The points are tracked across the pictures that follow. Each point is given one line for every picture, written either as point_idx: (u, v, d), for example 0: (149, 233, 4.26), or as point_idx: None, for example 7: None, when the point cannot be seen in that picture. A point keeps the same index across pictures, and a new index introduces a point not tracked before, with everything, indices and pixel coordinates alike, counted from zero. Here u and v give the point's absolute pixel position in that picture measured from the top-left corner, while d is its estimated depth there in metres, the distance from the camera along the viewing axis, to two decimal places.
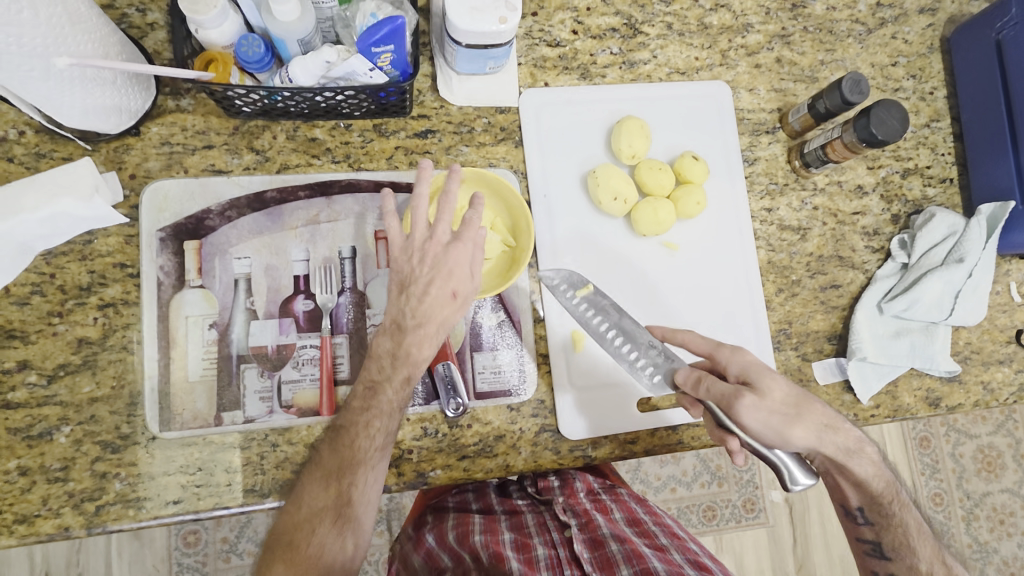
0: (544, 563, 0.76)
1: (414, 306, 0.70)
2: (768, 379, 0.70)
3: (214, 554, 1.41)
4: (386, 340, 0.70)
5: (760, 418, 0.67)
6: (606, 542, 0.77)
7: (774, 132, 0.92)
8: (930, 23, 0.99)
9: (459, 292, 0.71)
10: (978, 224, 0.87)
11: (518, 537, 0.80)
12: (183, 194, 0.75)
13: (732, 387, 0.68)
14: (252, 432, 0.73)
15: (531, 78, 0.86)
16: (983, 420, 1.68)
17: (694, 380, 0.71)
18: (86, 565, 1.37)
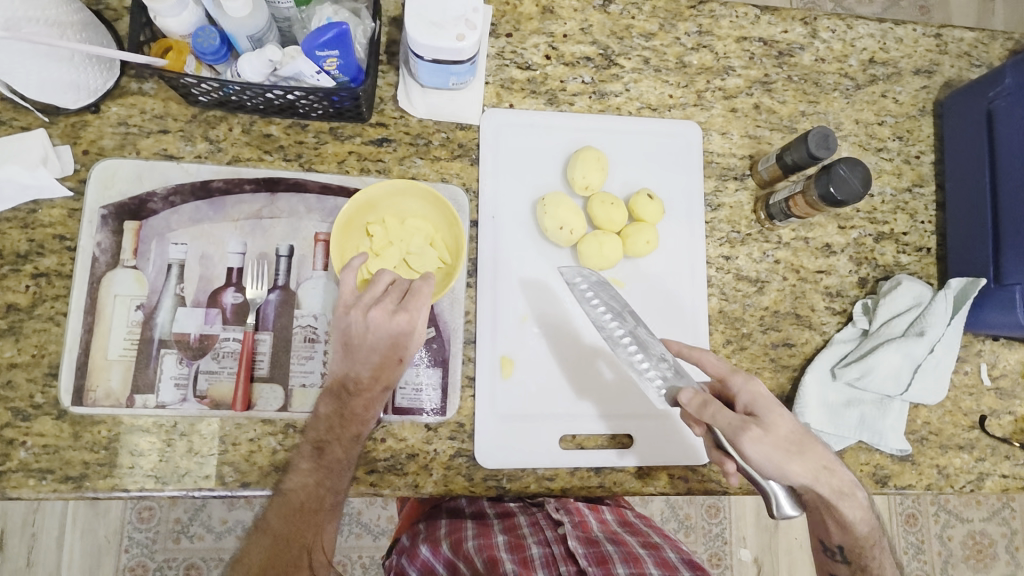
0: (539, 562, 0.78)
1: (363, 376, 0.71)
2: (775, 414, 0.68)
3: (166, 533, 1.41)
4: (331, 402, 0.71)
5: (772, 458, 0.66)
6: (600, 542, 0.79)
7: (743, 178, 0.89)
8: (925, 85, 0.96)
9: (404, 357, 0.71)
10: (945, 297, 0.82)
11: (512, 538, 0.82)
12: (132, 176, 0.76)
13: (741, 422, 0.66)
14: (161, 419, 0.73)
15: (496, 98, 0.85)
16: (977, 504, 1.59)
17: (699, 403, 0.68)
18: (39, 525, 1.38)
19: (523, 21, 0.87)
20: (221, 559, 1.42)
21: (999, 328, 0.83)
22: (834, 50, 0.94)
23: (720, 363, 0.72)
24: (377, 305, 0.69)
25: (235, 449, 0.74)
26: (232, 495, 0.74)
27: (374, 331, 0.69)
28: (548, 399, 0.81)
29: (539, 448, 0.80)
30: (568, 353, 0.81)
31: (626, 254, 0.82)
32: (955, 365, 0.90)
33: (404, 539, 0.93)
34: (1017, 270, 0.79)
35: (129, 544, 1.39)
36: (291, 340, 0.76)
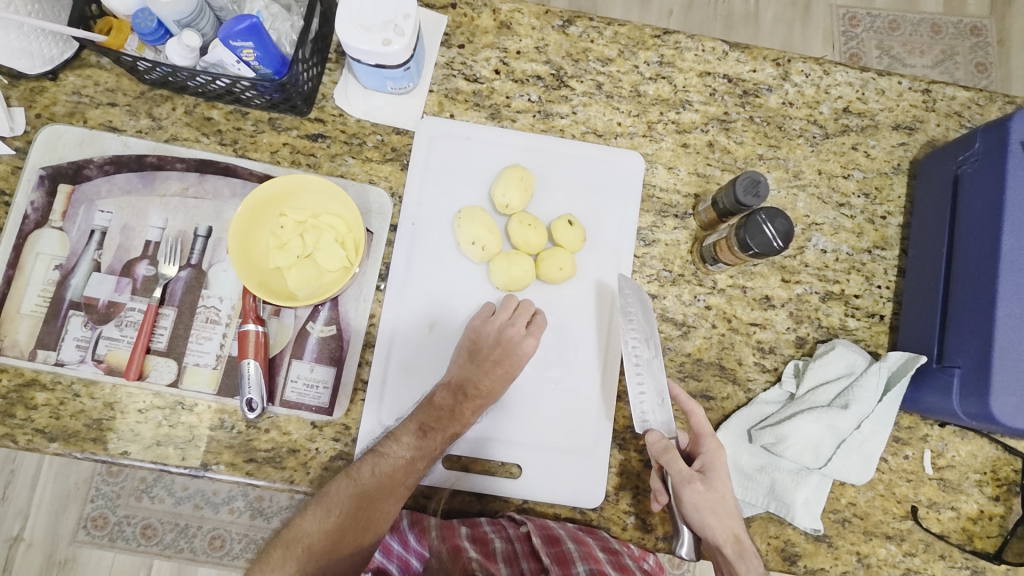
0: (501, 556, 0.73)
1: (482, 382, 0.77)
2: (724, 481, 0.75)
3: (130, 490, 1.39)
4: (446, 397, 0.77)
5: (699, 511, 0.72)
6: (562, 540, 0.74)
7: (683, 217, 0.86)
8: (904, 141, 0.89)
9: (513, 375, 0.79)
10: (878, 371, 0.76)
11: (475, 533, 0.76)
12: (74, 143, 0.80)
13: (689, 472, 0.73)
14: (59, 375, 0.75)
15: (438, 107, 0.85)
16: None
17: (661, 447, 0.73)
18: (19, 463, 1.37)
19: (478, 34, 0.86)
20: (177, 525, 1.39)
21: (937, 413, 0.76)
22: (806, 95, 0.89)
23: (705, 422, 0.76)
24: (519, 319, 0.79)
25: (124, 416, 0.76)
26: (113, 460, 0.75)
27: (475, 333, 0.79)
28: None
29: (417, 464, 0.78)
30: None
31: (542, 278, 0.81)
32: (895, 448, 0.83)
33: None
34: (959, 351, 0.73)
35: (95, 495, 1.37)
36: (193, 319, 0.78)
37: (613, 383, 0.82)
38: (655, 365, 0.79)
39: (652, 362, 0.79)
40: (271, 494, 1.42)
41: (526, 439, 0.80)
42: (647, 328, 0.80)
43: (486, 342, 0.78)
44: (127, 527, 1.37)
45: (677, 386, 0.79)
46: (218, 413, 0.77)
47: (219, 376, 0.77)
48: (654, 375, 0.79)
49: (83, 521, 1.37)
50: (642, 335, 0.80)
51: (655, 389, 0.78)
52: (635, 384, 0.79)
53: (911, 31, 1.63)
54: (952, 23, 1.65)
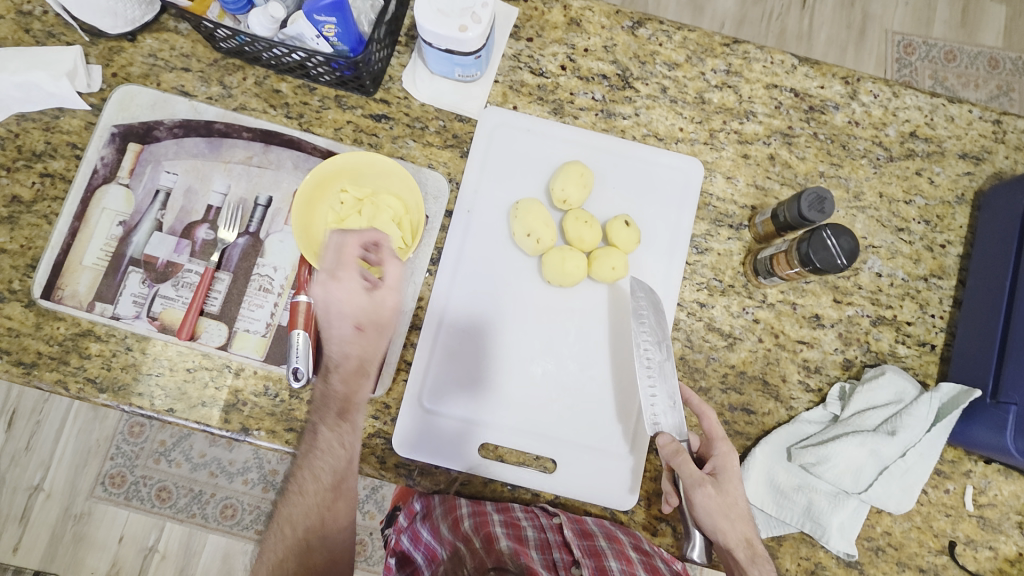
0: (533, 544, 0.71)
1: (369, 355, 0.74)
2: (735, 486, 0.73)
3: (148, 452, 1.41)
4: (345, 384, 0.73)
5: (711, 515, 0.70)
6: (594, 537, 0.74)
7: (738, 228, 0.85)
8: (970, 171, 0.87)
9: (360, 322, 0.73)
10: (929, 401, 0.75)
11: (507, 518, 0.76)
12: (147, 104, 0.82)
13: (701, 475, 0.71)
14: (114, 329, 0.77)
15: (501, 98, 0.85)
16: None
17: (671, 450, 0.72)
18: (45, 415, 1.40)
19: (548, 29, 0.86)
20: (192, 490, 1.41)
21: (986, 449, 0.74)
22: (873, 116, 0.87)
23: (718, 425, 0.75)
24: (347, 285, 0.72)
25: (172, 374, 0.77)
26: (158, 416, 0.76)
27: (330, 304, 0.72)
28: (479, 401, 0.80)
29: (462, 449, 0.79)
30: (532, 364, 0.81)
31: (590, 276, 0.81)
32: (936, 480, 0.81)
33: (402, 518, 0.88)
34: (1017, 389, 0.71)
35: (115, 453, 1.40)
36: (247, 285, 0.79)
37: (627, 379, 0.82)
38: (666, 368, 0.76)
39: (664, 365, 0.76)
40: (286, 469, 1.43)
41: (553, 435, 0.80)
42: (659, 330, 0.77)
43: (335, 310, 0.72)
44: (143, 487, 1.40)
45: (688, 389, 0.77)
46: (263, 380, 0.78)
47: (267, 344, 0.78)
48: (665, 380, 0.76)
49: (102, 478, 1.39)
50: (654, 337, 0.77)
51: (666, 392, 0.76)
52: (646, 388, 0.76)
53: (967, 64, 1.60)
54: (1011, 59, 1.60)
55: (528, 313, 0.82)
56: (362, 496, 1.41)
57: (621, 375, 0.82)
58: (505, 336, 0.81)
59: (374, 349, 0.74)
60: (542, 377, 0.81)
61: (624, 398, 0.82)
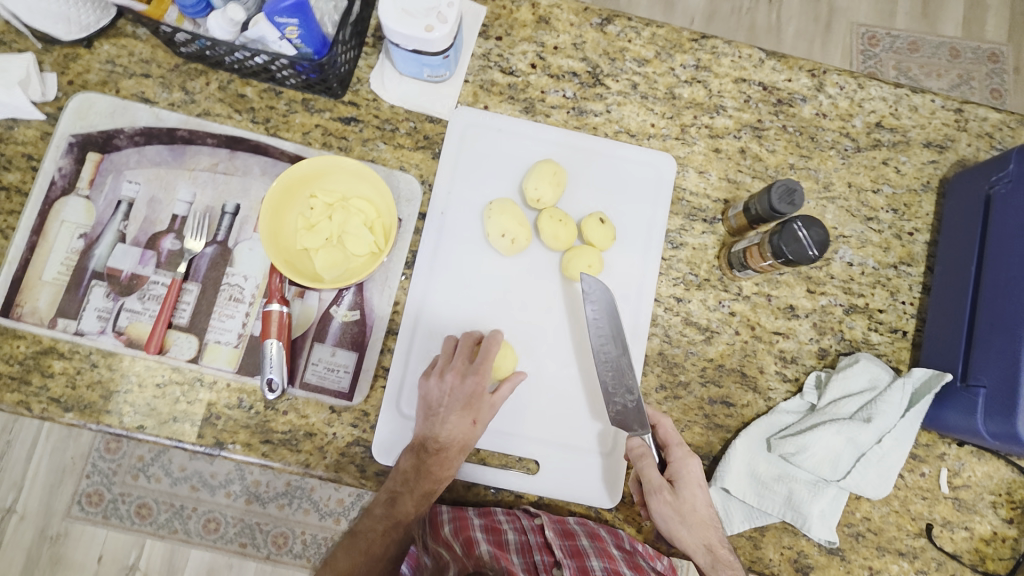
0: (514, 547, 0.72)
1: (440, 435, 0.75)
2: (693, 491, 0.74)
3: (126, 468, 1.37)
4: (409, 459, 0.74)
5: (669, 522, 0.73)
6: (575, 535, 0.74)
7: (712, 222, 0.86)
8: (935, 159, 0.89)
9: (478, 420, 0.76)
10: (902, 386, 0.76)
11: (488, 522, 0.75)
12: (106, 111, 0.79)
13: (659, 482, 0.74)
14: (77, 345, 0.74)
15: (472, 98, 0.85)
16: None
17: (637, 453, 0.76)
18: (15, 435, 1.35)
19: (516, 27, 0.86)
20: (173, 505, 1.37)
21: (958, 432, 0.76)
22: (840, 107, 0.89)
23: (674, 431, 0.77)
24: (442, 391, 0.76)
25: (141, 391, 0.75)
26: (128, 433, 0.74)
27: (448, 395, 0.76)
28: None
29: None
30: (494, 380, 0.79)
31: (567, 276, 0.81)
32: (912, 464, 0.82)
33: None
34: (985, 371, 0.72)
35: (91, 471, 1.36)
36: (216, 296, 0.77)
37: None
38: (623, 362, 0.77)
39: (620, 359, 0.77)
40: (269, 480, 1.41)
41: (537, 437, 0.80)
42: (615, 327, 0.77)
43: (439, 398, 0.76)
44: (122, 505, 1.36)
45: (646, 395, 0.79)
46: (236, 393, 0.76)
47: (239, 355, 0.76)
48: (623, 376, 0.77)
49: (78, 497, 1.35)
50: (610, 332, 0.77)
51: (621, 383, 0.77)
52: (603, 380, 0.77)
53: (930, 54, 1.64)
54: (971, 49, 1.65)
55: (500, 323, 0.81)
56: (346, 503, 1.42)
57: None
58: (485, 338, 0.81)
59: (465, 440, 0.75)
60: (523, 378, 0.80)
61: (605, 395, 0.81)
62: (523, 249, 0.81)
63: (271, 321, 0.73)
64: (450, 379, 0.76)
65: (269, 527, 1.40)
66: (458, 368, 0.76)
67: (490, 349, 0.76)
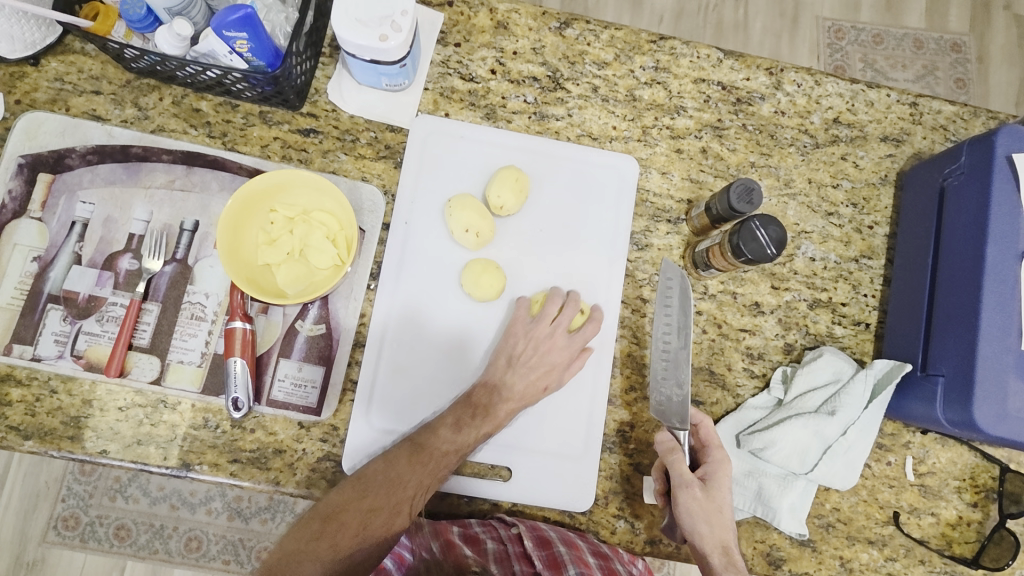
0: (492, 557, 0.73)
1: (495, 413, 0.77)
2: (723, 493, 0.74)
3: (102, 490, 1.34)
4: (484, 394, 0.77)
5: (692, 517, 0.72)
6: (552, 543, 0.74)
7: (676, 222, 0.86)
8: (891, 153, 0.91)
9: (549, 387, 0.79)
10: (864, 378, 0.78)
11: (468, 534, 0.76)
12: (56, 130, 0.77)
13: (690, 477, 0.73)
14: (35, 371, 0.73)
15: (433, 105, 0.84)
16: None
17: (667, 447, 0.75)
18: None
19: (475, 33, 0.85)
20: (152, 525, 1.35)
21: (920, 421, 0.77)
22: (797, 105, 0.90)
23: (714, 433, 0.76)
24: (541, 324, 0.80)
25: (103, 415, 0.73)
26: (91, 459, 0.72)
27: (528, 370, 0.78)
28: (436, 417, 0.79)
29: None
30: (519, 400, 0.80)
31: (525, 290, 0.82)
32: (879, 454, 0.84)
33: None
34: (944, 360, 0.74)
35: (67, 494, 1.33)
36: (178, 315, 0.76)
37: (581, 381, 0.82)
38: (682, 357, 0.76)
39: (679, 353, 0.77)
40: (251, 495, 1.39)
41: (511, 443, 0.80)
42: (683, 318, 0.78)
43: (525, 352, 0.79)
44: (100, 527, 1.33)
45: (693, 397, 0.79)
46: (202, 413, 0.75)
47: (203, 374, 0.75)
48: (679, 369, 0.77)
49: (54, 522, 1.32)
50: (676, 326, 0.78)
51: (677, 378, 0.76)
52: (658, 371, 0.78)
53: (895, 45, 1.67)
54: (934, 39, 1.68)
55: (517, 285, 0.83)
56: None
57: (572, 376, 0.82)
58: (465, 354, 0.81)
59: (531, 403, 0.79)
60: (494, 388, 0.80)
61: (578, 399, 0.82)
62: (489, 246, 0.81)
63: (234, 338, 0.72)
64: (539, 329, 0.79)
65: (252, 543, 1.38)
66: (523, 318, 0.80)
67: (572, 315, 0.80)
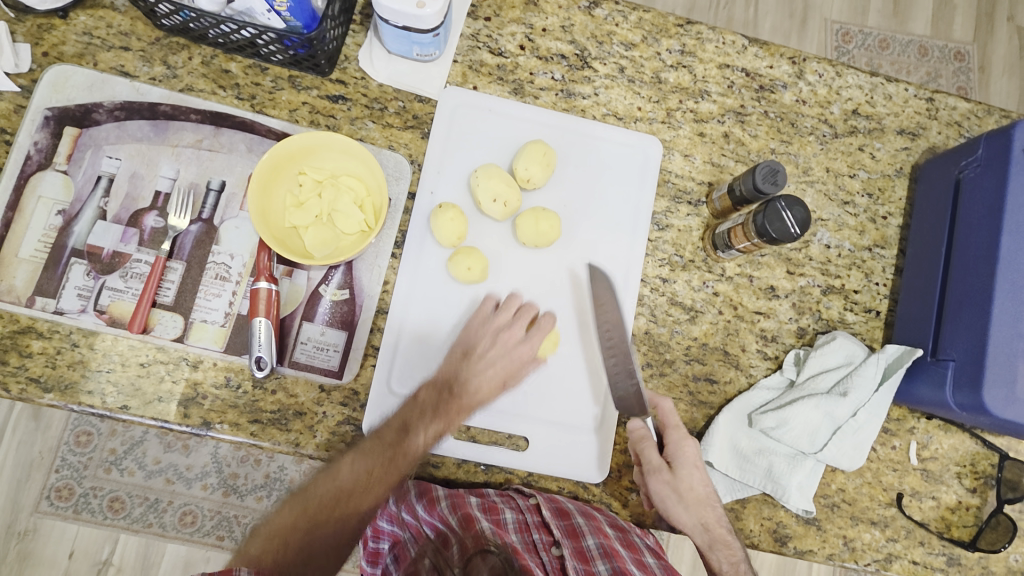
0: (512, 527, 0.73)
1: (461, 394, 0.76)
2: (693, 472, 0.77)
3: (97, 462, 1.33)
4: (431, 392, 0.75)
5: (664, 499, 0.75)
6: (571, 514, 0.75)
7: (697, 205, 0.88)
8: (907, 146, 0.93)
9: (508, 381, 0.78)
10: (877, 362, 0.80)
11: (485, 503, 0.76)
12: (84, 84, 0.77)
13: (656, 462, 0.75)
14: (57, 325, 0.73)
15: (461, 78, 0.85)
16: None
17: (638, 436, 0.78)
18: None
19: (505, 9, 0.86)
20: (147, 499, 1.34)
21: (928, 405, 0.80)
22: (818, 95, 0.91)
23: (673, 415, 0.78)
24: (512, 334, 0.78)
25: (124, 370, 0.73)
26: (111, 414, 0.72)
27: (500, 358, 0.78)
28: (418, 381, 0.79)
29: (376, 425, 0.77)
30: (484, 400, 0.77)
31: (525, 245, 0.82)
32: (884, 438, 0.86)
33: None
34: (954, 345, 0.76)
35: (60, 465, 1.32)
36: (202, 274, 0.76)
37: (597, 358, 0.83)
38: (626, 348, 0.79)
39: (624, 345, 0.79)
40: (247, 472, 1.39)
41: (527, 413, 0.81)
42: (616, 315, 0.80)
43: (490, 347, 0.78)
44: (94, 499, 1.32)
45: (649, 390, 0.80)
46: (223, 372, 0.75)
47: (226, 334, 0.75)
48: (627, 358, 0.78)
49: (47, 492, 1.31)
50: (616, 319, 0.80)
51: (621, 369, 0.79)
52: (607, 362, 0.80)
53: (900, 51, 1.69)
54: (938, 46, 1.71)
55: (539, 262, 0.83)
56: None
57: (588, 352, 0.83)
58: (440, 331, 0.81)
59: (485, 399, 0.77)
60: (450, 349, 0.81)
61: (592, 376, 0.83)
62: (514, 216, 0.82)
63: (259, 299, 0.72)
64: (507, 338, 0.78)
65: (246, 519, 1.38)
66: (486, 308, 0.80)
67: (544, 324, 0.79)
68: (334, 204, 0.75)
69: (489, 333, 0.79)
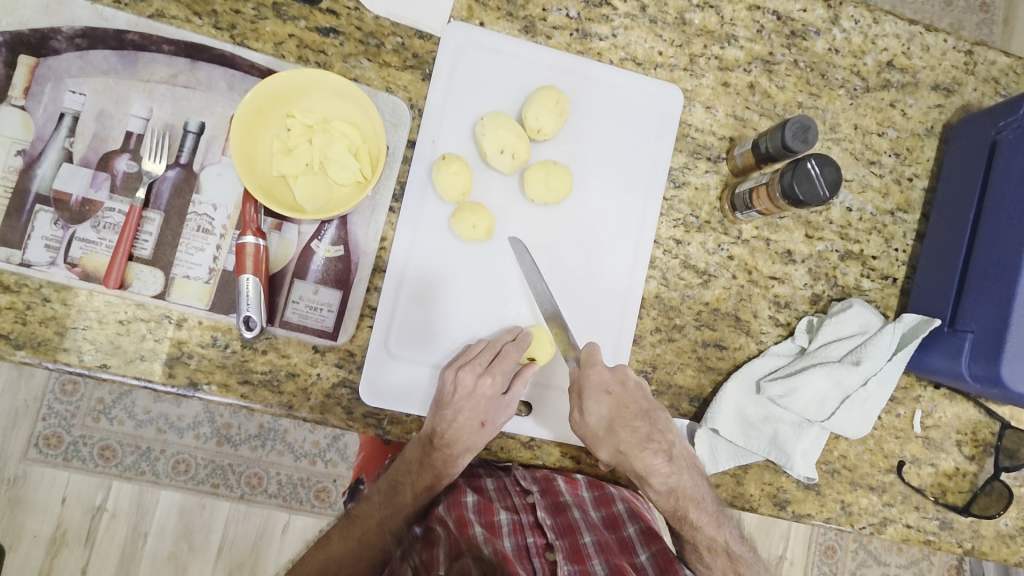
0: (506, 529, 0.75)
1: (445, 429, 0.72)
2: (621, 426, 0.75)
3: (85, 411, 1.30)
4: (417, 449, 0.73)
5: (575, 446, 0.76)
6: (568, 508, 0.78)
7: (716, 161, 0.82)
8: (940, 103, 0.87)
9: (487, 421, 0.73)
10: (892, 331, 0.77)
11: (481, 501, 0.77)
12: (38, 6, 0.67)
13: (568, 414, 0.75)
14: (24, 278, 0.67)
15: (466, 12, 0.76)
16: (898, 550, 1.51)
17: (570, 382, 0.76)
18: None
19: None
20: (138, 447, 1.32)
21: (941, 375, 0.78)
22: (853, 43, 0.84)
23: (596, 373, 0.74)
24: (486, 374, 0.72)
25: (102, 328, 0.68)
26: (90, 373, 0.68)
27: (474, 396, 0.72)
28: (415, 342, 0.75)
29: (371, 388, 0.74)
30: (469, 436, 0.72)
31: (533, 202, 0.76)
32: (890, 406, 0.85)
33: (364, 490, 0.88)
34: (974, 317, 0.74)
35: (47, 413, 1.29)
36: (183, 226, 0.70)
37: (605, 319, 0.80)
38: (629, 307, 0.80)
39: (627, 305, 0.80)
40: (240, 422, 1.36)
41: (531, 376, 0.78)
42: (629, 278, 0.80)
43: (463, 393, 0.72)
44: (84, 447, 1.29)
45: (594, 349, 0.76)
46: (210, 331, 0.70)
47: (211, 291, 0.70)
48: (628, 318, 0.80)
49: (35, 440, 1.28)
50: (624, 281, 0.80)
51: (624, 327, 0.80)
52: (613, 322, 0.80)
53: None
54: None
55: (547, 218, 0.78)
56: (322, 444, 1.39)
57: (596, 313, 0.80)
58: (443, 293, 0.76)
59: (469, 440, 0.72)
60: (451, 310, 0.76)
61: (599, 337, 0.80)
62: (523, 169, 0.76)
63: (246, 254, 0.67)
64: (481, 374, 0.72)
65: (239, 467, 1.36)
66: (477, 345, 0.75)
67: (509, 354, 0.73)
68: (324, 152, 0.68)
69: (458, 388, 0.72)
